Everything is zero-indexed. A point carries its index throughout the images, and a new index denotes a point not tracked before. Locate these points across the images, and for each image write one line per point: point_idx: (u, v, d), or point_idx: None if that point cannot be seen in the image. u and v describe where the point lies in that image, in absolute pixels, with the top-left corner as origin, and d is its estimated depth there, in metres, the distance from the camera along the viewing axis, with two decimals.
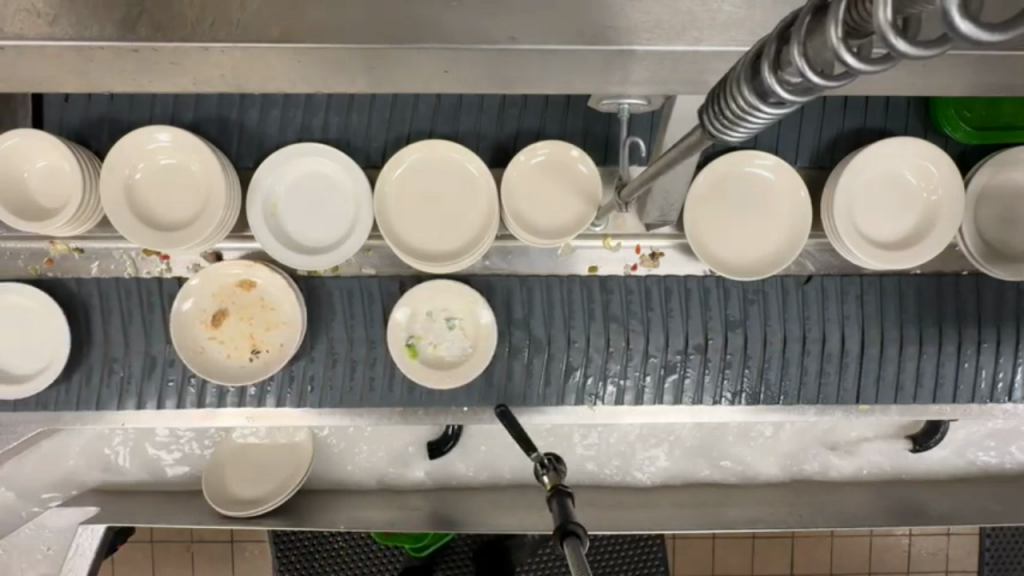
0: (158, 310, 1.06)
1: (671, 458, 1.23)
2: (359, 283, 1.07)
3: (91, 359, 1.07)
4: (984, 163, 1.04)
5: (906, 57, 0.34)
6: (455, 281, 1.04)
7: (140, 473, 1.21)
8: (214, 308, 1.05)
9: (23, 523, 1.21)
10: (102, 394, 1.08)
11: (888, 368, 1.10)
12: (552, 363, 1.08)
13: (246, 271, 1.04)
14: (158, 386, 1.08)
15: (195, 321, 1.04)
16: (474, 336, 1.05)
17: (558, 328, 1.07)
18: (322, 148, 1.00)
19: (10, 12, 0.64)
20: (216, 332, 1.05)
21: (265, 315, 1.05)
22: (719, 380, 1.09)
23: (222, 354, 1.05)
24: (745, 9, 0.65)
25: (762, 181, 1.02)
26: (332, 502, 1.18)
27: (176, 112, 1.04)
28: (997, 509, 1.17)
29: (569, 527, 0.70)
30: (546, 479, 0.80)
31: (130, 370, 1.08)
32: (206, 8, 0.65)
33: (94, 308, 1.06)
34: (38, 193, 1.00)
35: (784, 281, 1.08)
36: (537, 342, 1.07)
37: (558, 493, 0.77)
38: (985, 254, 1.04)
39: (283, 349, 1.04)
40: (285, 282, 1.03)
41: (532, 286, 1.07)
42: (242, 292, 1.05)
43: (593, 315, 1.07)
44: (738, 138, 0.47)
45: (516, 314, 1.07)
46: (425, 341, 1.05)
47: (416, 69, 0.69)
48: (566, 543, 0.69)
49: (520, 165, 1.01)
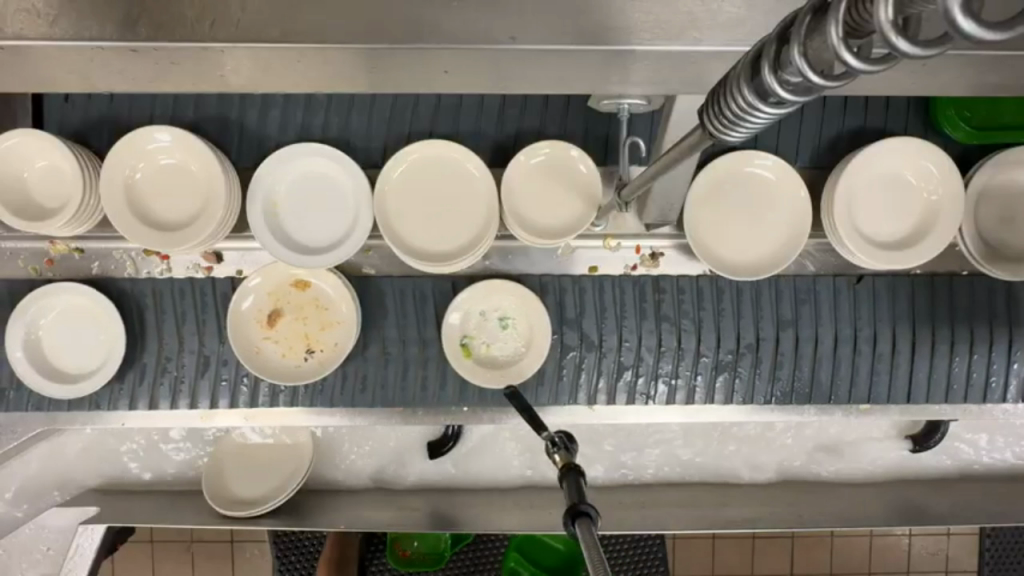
0: (210, 310, 1.06)
1: (675, 458, 1.23)
2: (412, 283, 1.07)
3: (145, 360, 1.08)
4: (983, 162, 1.04)
5: (906, 57, 0.34)
6: (508, 281, 1.05)
7: (148, 473, 1.21)
8: (269, 308, 1.06)
9: (23, 523, 1.21)
10: (154, 392, 1.08)
11: (940, 369, 1.10)
12: (604, 361, 1.08)
13: (300, 272, 1.06)
14: (211, 385, 1.08)
15: (252, 320, 1.05)
16: (527, 337, 1.06)
17: (610, 328, 1.07)
18: (322, 148, 1.00)
19: (9, 11, 0.64)
20: (272, 332, 1.06)
21: (320, 315, 1.06)
22: (770, 381, 1.09)
23: (278, 353, 1.05)
24: (744, 10, 0.65)
25: (762, 181, 1.02)
26: (330, 504, 1.18)
27: (175, 112, 1.05)
28: (997, 509, 1.17)
29: (581, 508, 0.60)
30: (557, 457, 0.71)
31: (183, 370, 1.08)
32: (206, 8, 0.65)
33: (147, 307, 1.07)
34: (38, 193, 1.00)
35: (835, 281, 1.08)
36: (589, 342, 1.08)
37: (570, 470, 0.67)
38: (984, 253, 1.04)
39: (338, 349, 1.05)
40: (342, 283, 1.04)
41: (584, 286, 1.07)
42: (297, 292, 1.06)
43: (645, 314, 1.07)
44: (738, 138, 0.48)
45: (569, 313, 1.08)
46: (479, 340, 1.06)
47: (418, 69, 0.69)
48: (576, 524, 0.59)
49: (520, 165, 1.01)
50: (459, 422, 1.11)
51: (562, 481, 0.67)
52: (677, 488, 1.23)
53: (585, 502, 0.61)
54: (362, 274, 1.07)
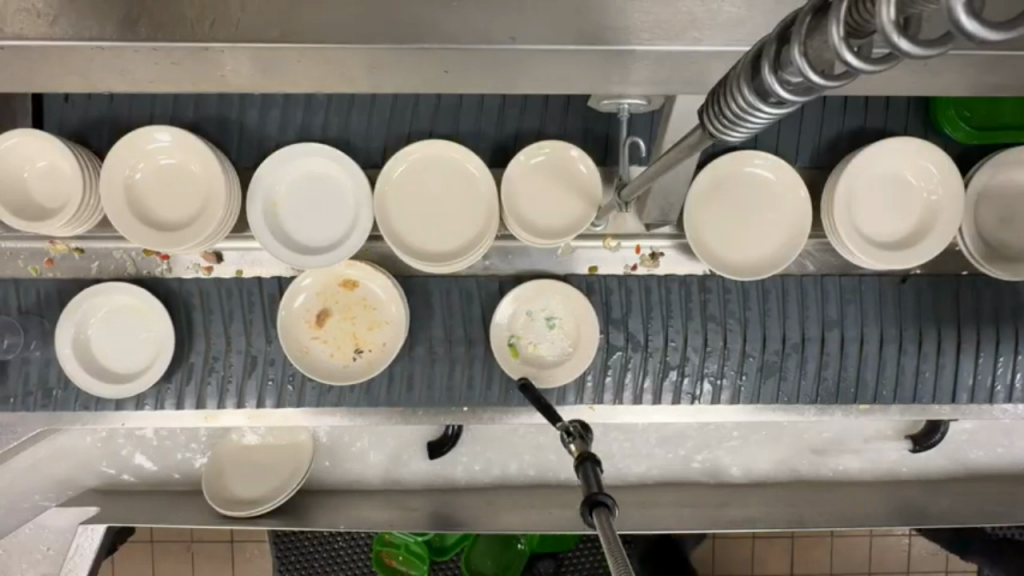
0: (258, 310, 1.06)
1: (684, 458, 1.23)
2: (459, 283, 1.07)
3: (192, 360, 1.07)
4: (983, 162, 1.04)
5: (908, 56, 0.34)
6: (556, 281, 1.05)
7: (162, 471, 1.21)
8: (318, 307, 1.06)
9: (24, 523, 1.21)
10: (202, 391, 1.07)
11: (986, 370, 1.09)
12: (650, 361, 1.07)
13: (350, 272, 1.05)
14: (258, 385, 1.07)
15: (300, 320, 1.05)
16: (574, 337, 1.06)
17: (656, 328, 1.07)
18: (322, 148, 1.00)
19: (10, 12, 0.64)
20: (320, 332, 1.05)
21: (368, 315, 1.06)
22: (816, 381, 1.08)
23: (326, 354, 1.05)
24: (744, 10, 0.65)
25: (762, 181, 1.02)
26: (332, 502, 1.18)
27: (174, 112, 1.05)
28: (999, 509, 1.17)
29: (597, 497, 0.58)
30: (572, 448, 0.68)
31: (231, 369, 1.07)
32: (207, 8, 0.65)
33: (195, 307, 1.06)
34: (38, 193, 1.00)
35: (880, 281, 1.08)
36: (635, 341, 1.07)
37: (585, 459, 0.64)
38: (984, 253, 1.04)
39: (387, 349, 1.05)
40: (390, 283, 1.04)
41: (630, 286, 1.06)
42: (345, 292, 1.06)
43: (692, 314, 1.07)
44: (738, 138, 0.48)
45: (615, 313, 1.06)
46: (526, 340, 1.06)
47: (418, 67, 0.69)
48: (595, 516, 0.57)
49: (520, 164, 1.01)
50: (460, 422, 1.11)
51: (577, 469, 0.64)
52: (686, 489, 1.23)
53: (600, 488, 0.60)
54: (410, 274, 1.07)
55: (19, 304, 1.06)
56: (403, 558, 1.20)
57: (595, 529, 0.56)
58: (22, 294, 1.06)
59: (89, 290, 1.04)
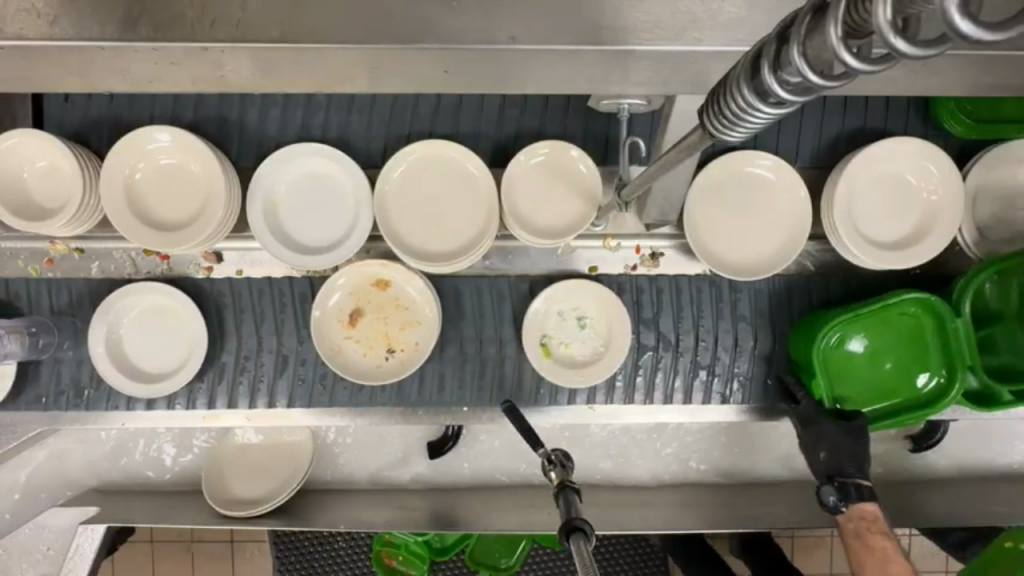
0: (289, 310, 1.08)
1: (688, 459, 1.24)
2: (490, 282, 1.08)
3: (224, 359, 1.09)
4: (979, 156, 1.05)
5: (906, 57, 0.34)
6: (589, 281, 1.05)
7: (167, 471, 1.21)
8: (351, 307, 1.05)
9: (23, 523, 1.20)
10: (233, 391, 1.09)
11: None
12: (681, 361, 1.09)
13: (382, 272, 1.05)
14: (289, 384, 1.09)
15: (333, 320, 1.05)
16: (606, 336, 1.06)
17: (688, 328, 1.08)
18: (322, 148, 1.00)
19: (9, 12, 0.63)
20: (353, 332, 1.05)
21: (400, 314, 1.06)
22: None
23: (359, 354, 1.05)
24: (744, 10, 0.65)
25: (763, 181, 1.02)
26: (332, 502, 1.18)
27: (175, 112, 1.05)
28: (1000, 510, 1.17)
29: (575, 524, 0.65)
30: (552, 476, 0.75)
31: (262, 368, 1.09)
32: (207, 8, 0.65)
33: (226, 307, 1.08)
34: (38, 192, 1.00)
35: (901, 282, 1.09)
36: (666, 341, 1.09)
37: (563, 489, 0.72)
38: (986, 247, 1.06)
39: (420, 348, 1.05)
40: (425, 283, 1.04)
41: (661, 285, 1.08)
42: (378, 292, 1.06)
43: (722, 314, 1.08)
44: (738, 138, 0.48)
45: (646, 313, 1.08)
46: (557, 340, 1.06)
47: (418, 67, 0.69)
48: (572, 540, 0.64)
49: (520, 164, 1.01)
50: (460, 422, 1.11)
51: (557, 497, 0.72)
52: (689, 488, 1.23)
53: (578, 516, 0.67)
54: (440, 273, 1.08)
55: (52, 304, 1.07)
56: (403, 558, 1.21)
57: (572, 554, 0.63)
58: (54, 294, 1.07)
59: (123, 290, 1.05)
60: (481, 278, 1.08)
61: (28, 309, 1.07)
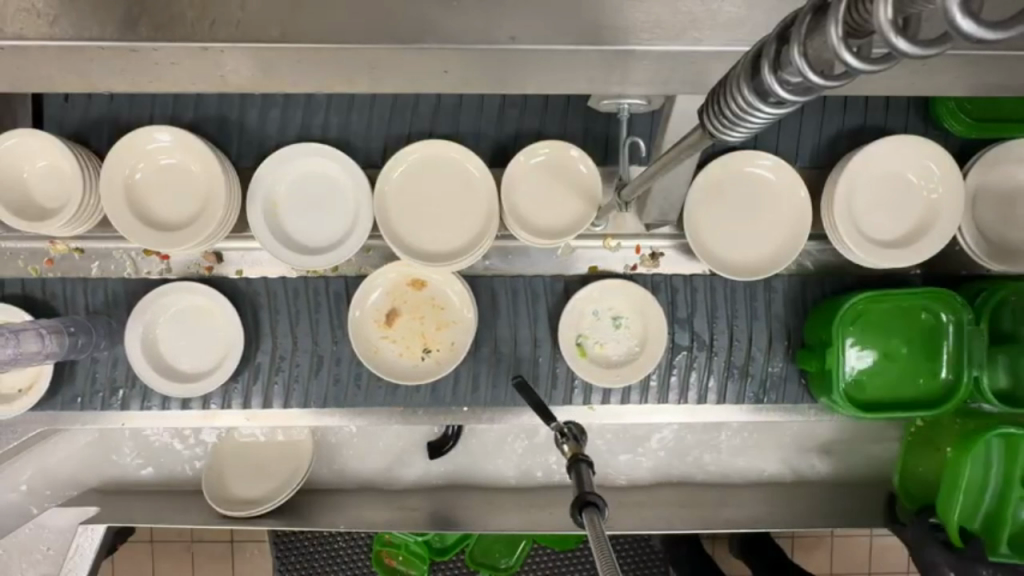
0: (324, 310, 1.07)
1: (694, 460, 1.23)
2: (525, 282, 1.07)
3: (259, 359, 1.08)
4: (980, 156, 1.04)
5: (906, 56, 0.34)
6: (625, 282, 1.05)
7: (169, 470, 1.22)
8: (388, 307, 1.06)
9: (23, 522, 1.18)
10: (269, 390, 1.09)
11: None
12: (715, 361, 1.09)
13: (418, 272, 1.06)
14: (326, 385, 1.08)
15: (370, 320, 1.05)
16: (641, 336, 1.07)
17: (722, 328, 1.08)
18: (321, 148, 1.00)
19: (9, 11, 0.63)
20: (389, 331, 1.06)
21: (436, 315, 1.06)
22: None
23: (396, 353, 1.06)
24: (744, 9, 0.65)
25: (763, 181, 1.02)
26: (332, 502, 1.18)
27: (174, 112, 1.05)
28: None
29: (588, 498, 0.63)
30: (565, 447, 0.74)
31: (297, 368, 1.08)
32: (207, 8, 0.65)
33: (262, 307, 1.07)
34: (38, 193, 1.00)
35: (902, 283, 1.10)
36: (701, 341, 1.09)
37: (576, 461, 0.69)
38: (986, 247, 1.05)
39: (456, 349, 1.05)
40: (462, 285, 1.04)
41: (696, 285, 1.08)
42: (414, 292, 1.06)
43: (757, 314, 1.09)
44: (738, 138, 0.48)
45: (680, 313, 1.08)
46: (592, 340, 1.07)
47: (419, 67, 0.69)
48: (585, 515, 0.62)
49: (520, 164, 1.01)
50: (460, 422, 1.11)
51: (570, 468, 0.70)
52: (693, 489, 1.22)
53: (591, 491, 0.64)
54: (473, 273, 1.08)
55: (88, 303, 1.07)
56: (403, 558, 1.21)
57: (585, 529, 0.60)
58: (90, 294, 1.07)
59: (164, 290, 1.05)
60: (517, 278, 1.07)
61: (64, 309, 1.07)
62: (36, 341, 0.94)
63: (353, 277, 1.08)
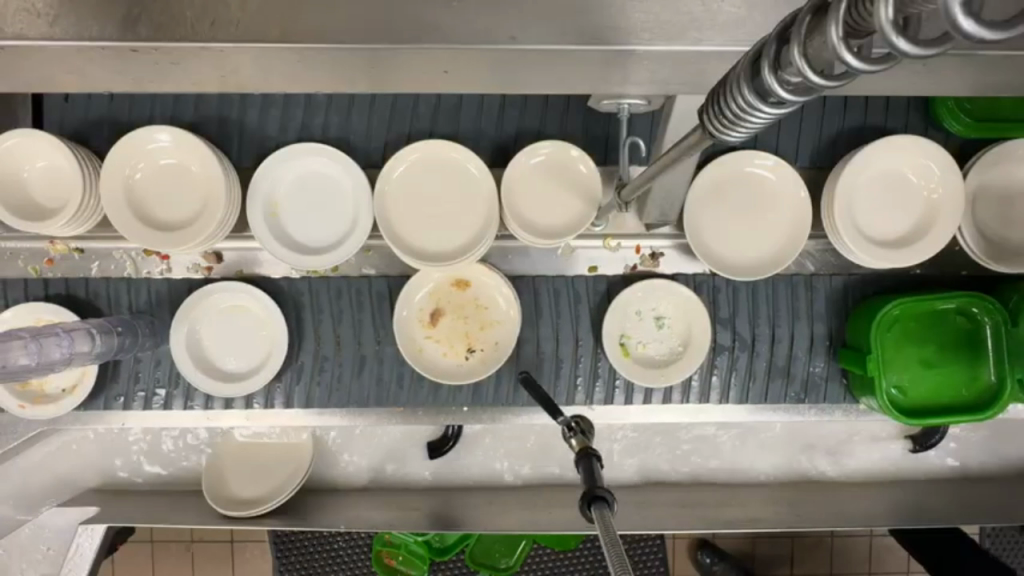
0: (367, 311, 1.07)
1: (696, 459, 1.23)
2: (567, 282, 1.08)
3: (302, 360, 1.08)
4: (980, 155, 1.04)
5: (907, 55, 0.35)
6: (668, 282, 1.05)
7: (173, 468, 1.22)
8: (431, 307, 1.06)
9: (21, 525, 1.19)
10: (311, 391, 1.09)
11: None
12: (756, 361, 1.09)
13: (461, 272, 1.05)
14: (372, 382, 1.08)
15: (414, 320, 1.05)
16: (684, 336, 1.07)
17: (763, 327, 1.09)
18: (322, 148, 1.00)
19: (9, 11, 0.63)
20: (433, 332, 1.06)
21: (480, 314, 1.06)
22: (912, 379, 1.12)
23: (439, 353, 1.06)
24: (744, 9, 0.65)
25: (763, 181, 1.02)
26: (331, 502, 1.18)
27: (174, 112, 1.05)
28: (999, 508, 1.17)
29: (597, 493, 0.61)
30: (574, 442, 0.72)
31: (341, 368, 1.08)
32: (207, 7, 0.65)
33: (304, 306, 1.08)
34: (39, 193, 1.00)
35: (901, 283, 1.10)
36: (742, 341, 1.09)
37: (585, 454, 0.67)
38: (986, 246, 1.05)
39: (500, 348, 1.05)
40: (505, 284, 1.04)
41: (737, 286, 1.08)
42: (457, 292, 1.06)
43: (798, 314, 1.09)
44: (739, 138, 0.48)
45: (722, 313, 1.08)
46: (635, 340, 1.07)
47: (422, 66, 0.69)
48: (593, 510, 0.60)
49: (520, 164, 1.01)
50: (459, 422, 1.12)
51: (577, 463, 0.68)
52: (696, 489, 1.22)
53: (600, 486, 0.63)
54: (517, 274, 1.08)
55: (132, 304, 1.07)
56: (403, 558, 1.21)
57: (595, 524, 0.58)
58: (135, 294, 1.07)
59: (209, 289, 1.05)
60: (558, 278, 1.08)
61: (109, 309, 1.07)
62: (87, 341, 0.92)
63: (353, 278, 1.08)
